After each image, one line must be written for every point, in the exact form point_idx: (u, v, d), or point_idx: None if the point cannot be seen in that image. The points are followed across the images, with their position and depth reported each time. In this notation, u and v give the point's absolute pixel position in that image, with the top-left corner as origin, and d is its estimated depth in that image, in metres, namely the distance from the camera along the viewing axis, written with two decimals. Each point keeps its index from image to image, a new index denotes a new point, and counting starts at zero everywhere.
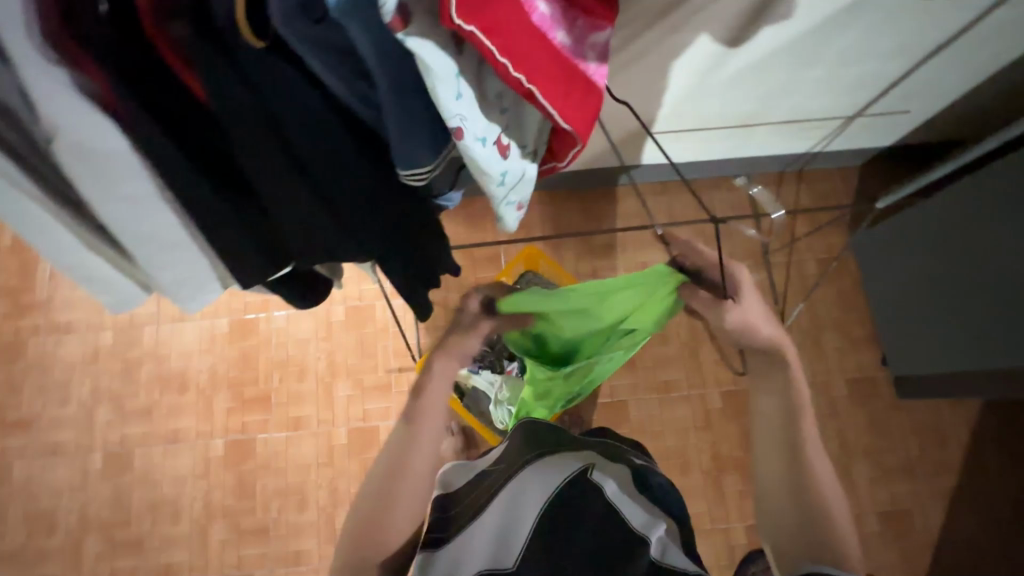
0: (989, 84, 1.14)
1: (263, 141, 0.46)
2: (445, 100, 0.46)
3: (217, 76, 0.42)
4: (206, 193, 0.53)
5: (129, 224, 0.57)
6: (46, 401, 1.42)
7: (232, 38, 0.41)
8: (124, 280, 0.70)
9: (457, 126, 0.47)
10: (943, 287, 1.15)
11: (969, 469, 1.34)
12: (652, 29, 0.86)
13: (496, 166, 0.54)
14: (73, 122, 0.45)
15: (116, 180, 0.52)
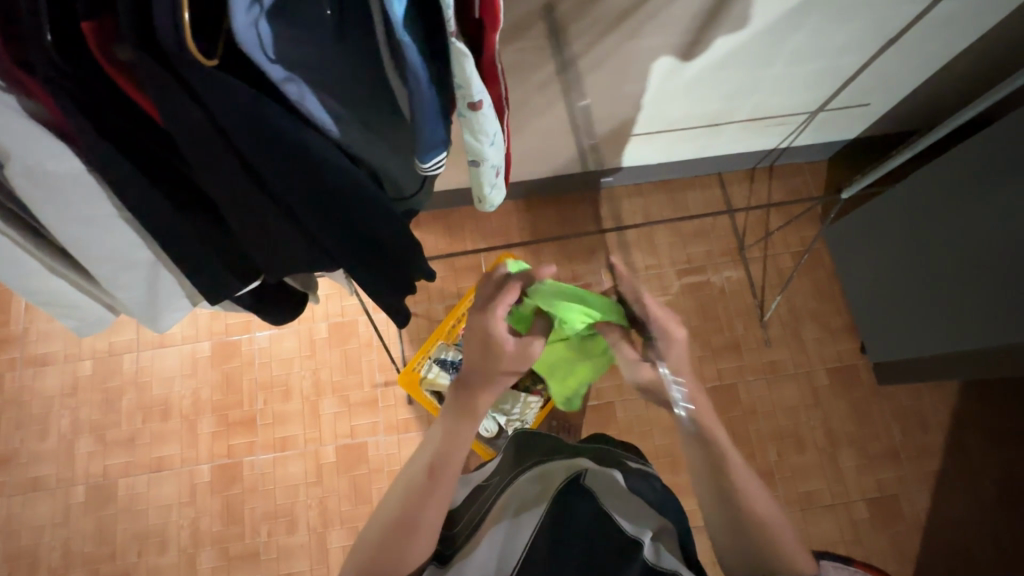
0: (942, 74, 1.17)
1: (217, 155, 0.47)
2: (473, 79, 0.47)
3: (166, 97, 0.41)
4: (168, 211, 0.54)
5: (90, 245, 0.59)
6: (24, 436, 1.39)
7: (179, 61, 0.38)
8: (90, 300, 0.71)
9: (477, 100, 0.50)
10: (915, 272, 1.18)
11: (951, 450, 1.36)
12: (611, 33, 0.88)
13: (490, 126, 0.54)
14: (23, 146, 0.47)
15: (74, 202, 0.54)
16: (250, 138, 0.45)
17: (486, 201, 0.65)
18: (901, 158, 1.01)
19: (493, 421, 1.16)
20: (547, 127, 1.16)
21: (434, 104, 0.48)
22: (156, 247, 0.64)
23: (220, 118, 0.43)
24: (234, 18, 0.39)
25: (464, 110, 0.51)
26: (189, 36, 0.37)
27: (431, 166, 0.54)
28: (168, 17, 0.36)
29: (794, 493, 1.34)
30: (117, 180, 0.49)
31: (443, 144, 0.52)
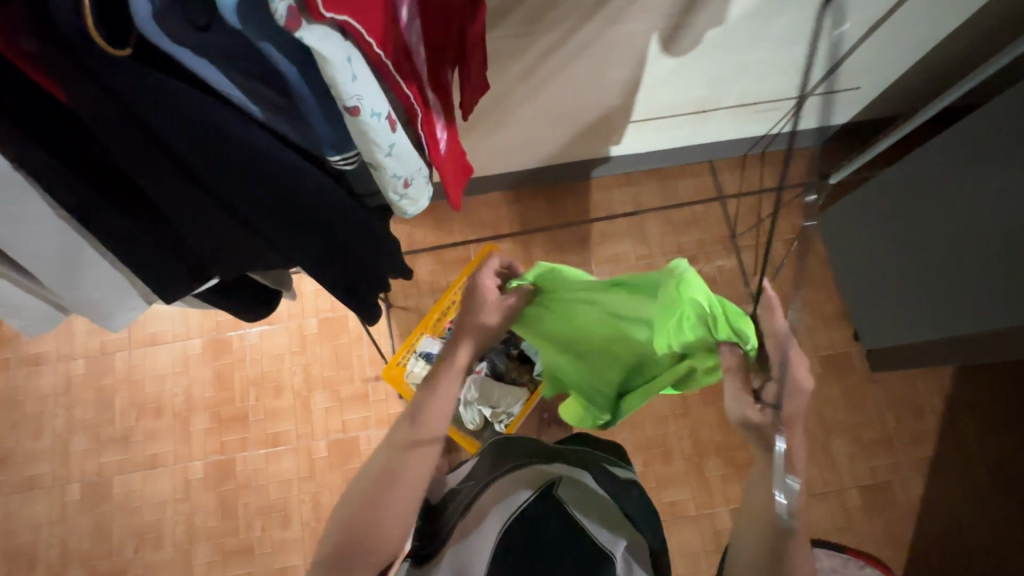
0: (934, 55, 1.15)
1: (139, 151, 0.45)
2: (342, 83, 0.44)
3: (78, 89, 0.40)
4: (103, 203, 0.54)
5: (27, 245, 0.58)
6: (19, 435, 1.40)
7: (87, 51, 0.38)
8: (31, 300, 0.70)
9: (354, 106, 0.46)
10: (905, 261, 1.16)
11: (945, 437, 1.35)
12: (592, 19, 0.87)
13: (384, 137, 0.51)
14: None
15: (3, 199, 0.52)
16: (175, 130, 0.44)
17: (400, 210, 0.63)
18: (888, 140, 0.98)
19: (479, 414, 1.14)
20: (529, 117, 1.14)
21: (312, 102, 0.48)
22: (96, 244, 0.63)
23: (139, 112, 0.42)
24: (133, 7, 0.37)
25: (346, 115, 0.48)
26: (92, 25, 0.36)
27: (335, 161, 0.55)
28: (69, 5, 0.36)
29: None
30: (44, 171, 0.49)
31: (335, 144, 0.53)
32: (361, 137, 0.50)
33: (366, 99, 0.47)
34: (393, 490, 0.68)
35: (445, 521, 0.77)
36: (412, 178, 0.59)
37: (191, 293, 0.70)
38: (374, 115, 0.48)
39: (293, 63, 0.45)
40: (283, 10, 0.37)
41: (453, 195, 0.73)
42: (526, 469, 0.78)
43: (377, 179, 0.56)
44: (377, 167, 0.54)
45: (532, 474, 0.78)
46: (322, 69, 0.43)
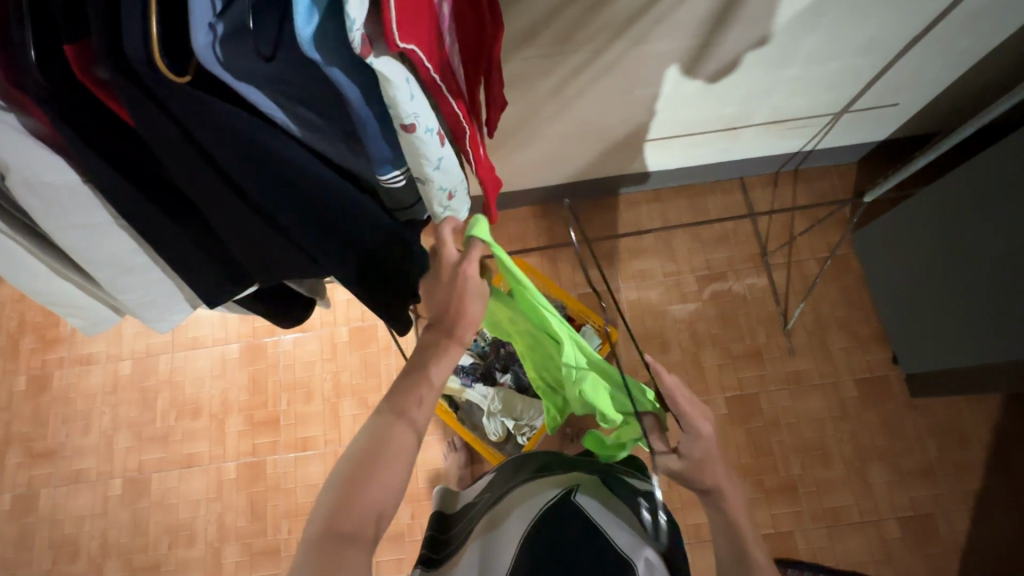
0: (977, 69, 1.12)
1: (191, 165, 0.49)
2: (402, 103, 0.46)
3: (143, 111, 0.44)
4: (156, 214, 0.57)
5: (90, 250, 0.63)
6: (69, 431, 1.48)
7: (152, 79, 0.42)
8: (94, 302, 0.76)
9: (410, 123, 0.48)
10: (949, 281, 1.12)
11: (993, 469, 1.28)
12: (620, 39, 0.89)
13: (434, 151, 0.53)
14: (22, 159, 0.51)
15: (71, 210, 0.57)
16: (226, 146, 0.48)
17: (440, 220, 0.64)
18: (928, 157, 0.96)
19: (501, 425, 1.14)
20: (557, 134, 1.17)
21: (372, 123, 0.49)
22: (152, 252, 0.68)
23: (193, 128, 0.46)
24: (194, 38, 0.41)
25: (401, 132, 0.49)
26: (157, 59, 0.40)
27: (388, 179, 0.56)
28: (139, 42, 0.40)
29: (819, 508, 1.28)
30: (113, 190, 0.54)
31: (390, 161, 0.54)
32: (411, 152, 0.52)
33: (421, 116, 0.48)
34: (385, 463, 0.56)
35: (459, 535, 0.76)
36: (456, 189, 0.60)
37: (232, 299, 0.73)
38: (427, 131, 0.50)
39: (354, 83, 0.46)
40: (359, 39, 0.40)
41: (492, 212, 0.71)
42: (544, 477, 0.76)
43: (423, 192, 0.58)
44: (426, 181, 0.56)
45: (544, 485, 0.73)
46: (383, 89, 0.45)
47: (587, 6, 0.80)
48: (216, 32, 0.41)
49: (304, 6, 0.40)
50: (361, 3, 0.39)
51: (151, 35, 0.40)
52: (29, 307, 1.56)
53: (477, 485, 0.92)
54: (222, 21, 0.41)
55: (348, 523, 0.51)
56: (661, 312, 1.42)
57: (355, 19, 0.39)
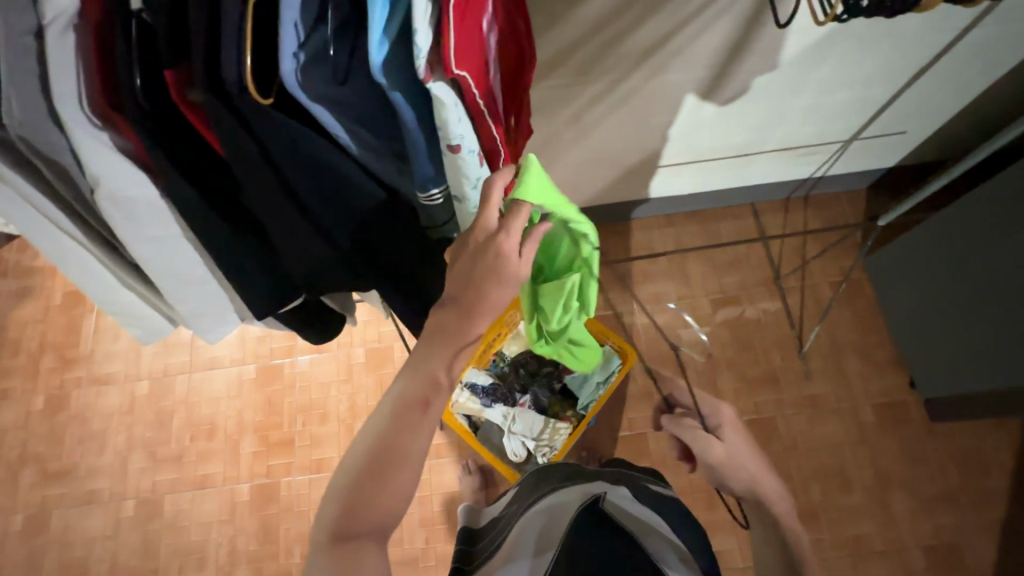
0: (981, 99, 1.16)
1: (262, 181, 0.52)
2: (451, 125, 0.49)
3: (226, 128, 0.47)
4: (220, 228, 0.60)
5: (158, 263, 0.67)
6: (84, 450, 1.48)
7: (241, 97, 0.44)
8: (153, 311, 0.80)
9: (456, 144, 0.51)
10: (967, 304, 1.12)
11: (1018, 497, 1.26)
12: (638, 70, 0.93)
13: (473, 170, 0.55)
14: (111, 176, 0.54)
15: (146, 222, 0.61)
16: (296, 161, 0.51)
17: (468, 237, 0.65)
18: (939, 182, 0.98)
19: (522, 446, 1.13)
20: (575, 161, 1.20)
21: (421, 144, 0.52)
22: (211, 263, 0.71)
23: (272, 147, 0.49)
24: (282, 65, 0.43)
25: (446, 152, 0.52)
26: (249, 84, 0.43)
27: (428, 197, 0.58)
28: (234, 67, 0.42)
29: (841, 536, 1.26)
30: (184, 203, 0.57)
31: (431, 180, 0.56)
32: (454, 171, 0.55)
33: (466, 138, 0.51)
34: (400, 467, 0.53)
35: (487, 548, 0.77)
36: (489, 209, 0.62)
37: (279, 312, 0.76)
38: (470, 153, 0.53)
39: (412, 107, 0.49)
40: (422, 66, 0.44)
41: None
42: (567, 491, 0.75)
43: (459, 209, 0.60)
44: (461, 199, 0.58)
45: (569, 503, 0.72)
46: (436, 111, 0.48)
47: (609, 39, 0.85)
48: (302, 57, 0.44)
49: (377, 37, 0.43)
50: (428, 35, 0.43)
51: (247, 67, 0.42)
52: (51, 327, 1.59)
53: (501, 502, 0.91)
54: (304, 50, 0.44)
55: (362, 521, 0.52)
56: (675, 335, 1.43)
57: (422, 48, 0.43)
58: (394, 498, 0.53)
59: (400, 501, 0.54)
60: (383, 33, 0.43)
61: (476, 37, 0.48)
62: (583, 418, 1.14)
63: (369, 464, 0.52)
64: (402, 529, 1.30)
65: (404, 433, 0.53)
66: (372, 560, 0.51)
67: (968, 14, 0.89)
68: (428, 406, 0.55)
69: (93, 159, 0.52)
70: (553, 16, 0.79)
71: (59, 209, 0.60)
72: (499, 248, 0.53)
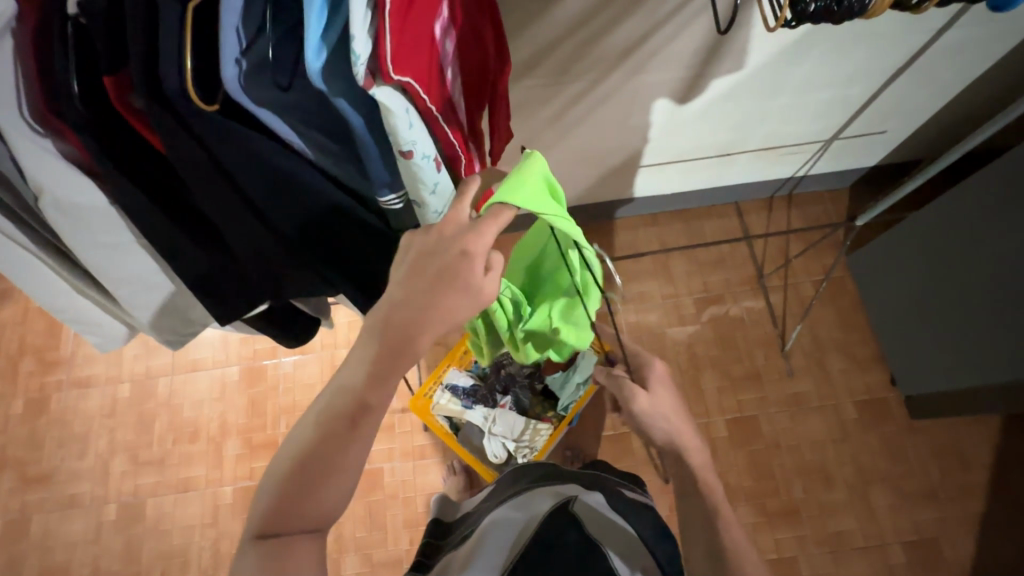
0: (959, 98, 1.16)
1: (213, 186, 0.51)
2: (400, 132, 0.48)
3: (171, 135, 0.46)
4: (176, 232, 0.60)
5: (113, 269, 0.66)
6: (65, 454, 1.47)
7: (182, 105, 0.44)
8: (110, 317, 0.80)
9: (408, 150, 0.50)
10: (946, 302, 1.13)
11: (997, 492, 1.27)
12: (617, 70, 0.93)
13: (430, 176, 0.54)
14: (57, 182, 0.54)
15: (97, 228, 0.60)
16: (245, 169, 0.50)
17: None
18: (915, 182, 0.98)
19: (502, 447, 1.13)
20: (557, 161, 1.20)
21: (372, 148, 0.52)
22: (170, 270, 0.71)
23: (219, 155, 0.48)
24: (222, 71, 0.43)
25: (399, 158, 0.51)
26: (191, 90, 0.43)
27: (386, 202, 0.58)
28: (175, 74, 0.42)
29: (823, 533, 1.27)
30: (136, 209, 0.56)
31: (389, 186, 0.56)
32: (409, 177, 0.54)
33: (419, 144, 0.50)
34: (330, 477, 0.52)
35: (453, 540, 0.78)
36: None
37: (242, 317, 0.76)
38: (424, 158, 0.52)
39: (359, 112, 0.49)
40: (361, 73, 0.43)
41: None
42: (537, 491, 0.75)
43: (419, 215, 0.59)
44: (420, 204, 0.57)
45: (535, 504, 0.72)
46: (383, 117, 0.47)
47: (586, 39, 0.85)
48: (245, 63, 0.43)
49: (315, 42, 0.42)
50: (367, 43, 0.42)
51: (188, 73, 0.42)
52: (31, 329, 1.56)
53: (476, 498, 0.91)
54: (246, 57, 0.43)
55: (289, 525, 0.52)
56: (659, 335, 1.43)
57: (359, 53, 0.42)
58: (321, 502, 0.52)
59: (337, 505, 0.53)
60: (321, 40, 0.43)
61: (426, 43, 0.48)
62: (565, 418, 1.13)
63: (298, 469, 0.51)
64: (386, 530, 1.30)
65: (337, 444, 0.52)
66: (304, 560, 0.52)
67: (942, 15, 0.90)
68: (361, 421, 0.52)
69: (36, 166, 0.52)
70: (529, 16, 0.78)
71: (7, 219, 0.59)
72: (464, 247, 0.49)
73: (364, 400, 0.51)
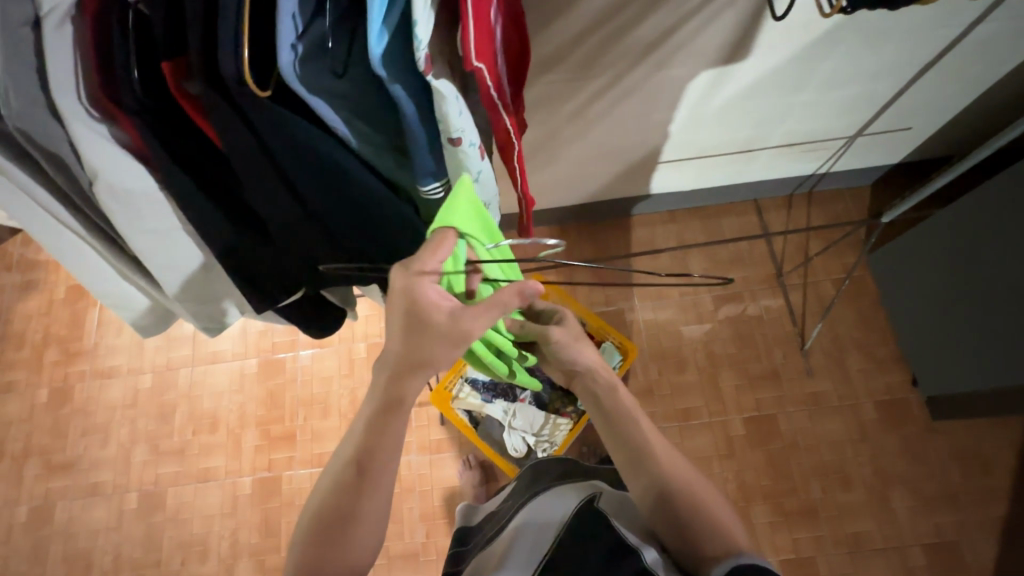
0: (987, 95, 1.14)
1: (261, 174, 0.52)
2: (452, 119, 0.49)
3: (225, 122, 0.47)
4: (217, 219, 0.61)
5: (157, 257, 0.68)
6: (87, 443, 1.49)
7: (238, 91, 0.45)
8: (149, 304, 0.82)
9: (457, 137, 0.51)
10: (971, 302, 1.11)
11: (1019, 496, 1.25)
12: (639, 66, 0.93)
13: (473, 162, 0.55)
14: (110, 169, 0.55)
15: (145, 216, 0.62)
16: (292, 155, 0.50)
17: None
18: (944, 178, 0.97)
19: (522, 441, 1.14)
20: (577, 156, 1.20)
21: (423, 136, 0.51)
22: (211, 258, 0.72)
23: (267, 139, 0.49)
24: (279, 57, 0.43)
25: (446, 145, 0.52)
26: (247, 75, 0.43)
27: (430, 191, 0.57)
28: (232, 59, 0.43)
29: (840, 533, 1.26)
30: (181, 197, 0.57)
31: (434, 174, 0.56)
32: (455, 165, 0.55)
33: (467, 131, 0.51)
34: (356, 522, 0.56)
35: (480, 543, 0.78)
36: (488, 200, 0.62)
37: (276, 307, 0.77)
38: (470, 145, 0.53)
39: (411, 101, 0.48)
40: (423, 57, 0.43)
41: (528, 228, 0.75)
42: (561, 489, 0.74)
43: (459, 202, 0.60)
44: (463, 191, 0.58)
45: (558, 503, 0.71)
46: (436, 105, 0.48)
47: (609, 34, 0.85)
48: (300, 47, 0.44)
49: (377, 27, 0.42)
50: (427, 27, 0.43)
51: (244, 58, 0.42)
52: (55, 321, 1.59)
53: (496, 499, 0.91)
54: (302, 41, 0.44)
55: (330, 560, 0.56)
56: (676, 332, 1.42)
57: (422, 39, 0.42)
58: (357, 540, 0.56)
59: (370, 546, 0.58)
60: (382, 24, 0.43)
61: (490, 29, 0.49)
62: (584, 414, 1.13)
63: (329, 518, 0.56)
64: (402, 523, 1.31)
65: (352, 494, 0.57)
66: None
67: (973, 10, 0.88)
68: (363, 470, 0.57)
69: (92, 153, 0.53)
70: (555, 10, 0.78)
71: (60, 203, 0.61)
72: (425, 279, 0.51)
73: (364, 451, 0.57)
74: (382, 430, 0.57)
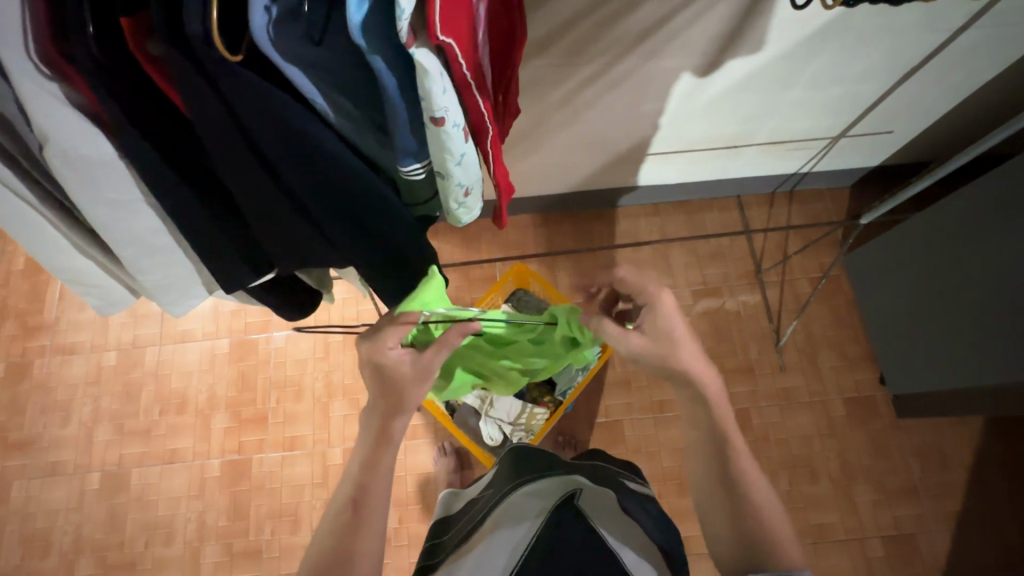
0: (966, 102, 1.17)
1: (231, 145, 0.49)
2: (435, 95, 0.46)
3: (191, 87, 0.45)
4: (185, 191, 0.58)
5: (118, 227, 0.64)
6: (47, 421, 1.44)
7: (205, 55, 0.42)
8: (111, 281, 0.78)
9: (440, 116, 0.48)
10: (941, 305, 1.14)
11: (974, 492, 1.31)
12: (630, 55, 0.91)
13: (458, 146, 0.52)
14: (63, 131, 0.51)
15: (103, 184, 0.58)
16: (264, 127, 0.48)
17: (454, 216, 0.63)
18: (922, 183, 0.98)
19: (498, 430, 1.14)
20: (563, 144, 1.18)
21: (404, 114, 0.49)
22: (176, 232, 0.69)
23: (238, 107, 0.46)
24: (252, 18, 0.42)
25: (429, 125, 0.50)
26: (215, 36, 0.41)
27: (409, 171, 0.56)
28: (198, 19, 0.40)
29: (805, 525, 1.29)
30: (146, 166, 0.54)
31: (414, 154, 0.54)
32: (437, 146, 0.52)
33: (450, 111, 0.49)
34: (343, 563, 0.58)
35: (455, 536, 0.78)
36: (473, 187, 0.60)
37: (248, 287, 0.74)
38: (454, 126, 0.50)
39: (394, 74, 0.46)
40: (405, 29, 0.41)
41: (502, 219, 0.74)
42: (538, 485, 0.74)
43: (441, 186, 0.58)
44: (445, 175, 0.56)
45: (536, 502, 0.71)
46: (419, 79, 0.45)
47: (600, 20, 0.82)
48: (273, 12, 0.42)
49: None
50: None
51: (211, 18, 0.40)
52: (12, 293, 1.52)
53: (477, 485, 0.90)
54: (276, 4, 0.42)
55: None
56: None
57: (405, 8, 0.40)
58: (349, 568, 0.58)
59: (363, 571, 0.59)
60: None
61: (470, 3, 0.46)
62: (561, 404, 1.13)
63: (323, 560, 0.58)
64: None
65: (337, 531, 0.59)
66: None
67: (960, 15, 0.89)
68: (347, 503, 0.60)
69: (45, 113, 0.50)
70: None
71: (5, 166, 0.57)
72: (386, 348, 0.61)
73: (347, 484, 0.61)
74: (362, 461, 0.61)
